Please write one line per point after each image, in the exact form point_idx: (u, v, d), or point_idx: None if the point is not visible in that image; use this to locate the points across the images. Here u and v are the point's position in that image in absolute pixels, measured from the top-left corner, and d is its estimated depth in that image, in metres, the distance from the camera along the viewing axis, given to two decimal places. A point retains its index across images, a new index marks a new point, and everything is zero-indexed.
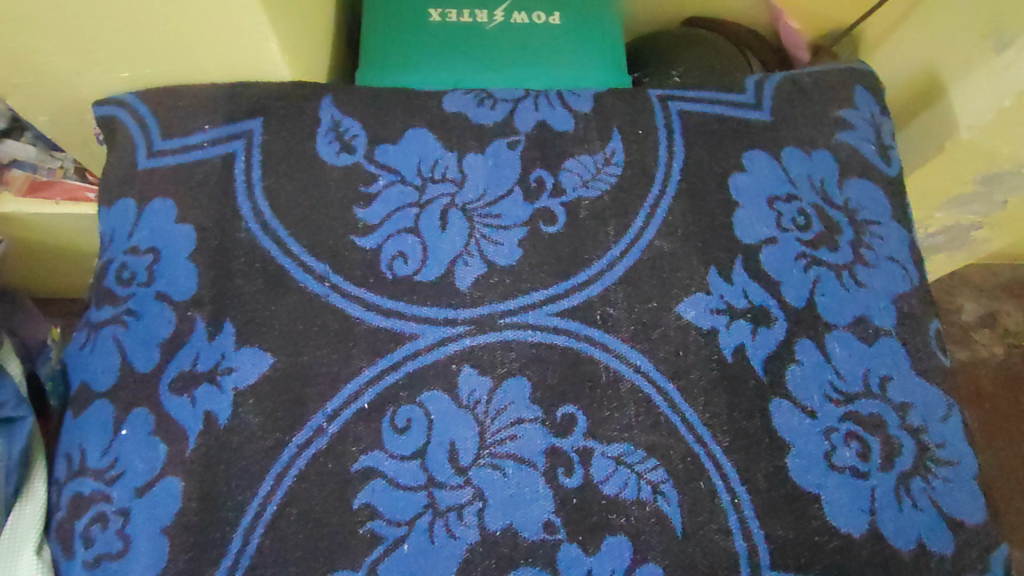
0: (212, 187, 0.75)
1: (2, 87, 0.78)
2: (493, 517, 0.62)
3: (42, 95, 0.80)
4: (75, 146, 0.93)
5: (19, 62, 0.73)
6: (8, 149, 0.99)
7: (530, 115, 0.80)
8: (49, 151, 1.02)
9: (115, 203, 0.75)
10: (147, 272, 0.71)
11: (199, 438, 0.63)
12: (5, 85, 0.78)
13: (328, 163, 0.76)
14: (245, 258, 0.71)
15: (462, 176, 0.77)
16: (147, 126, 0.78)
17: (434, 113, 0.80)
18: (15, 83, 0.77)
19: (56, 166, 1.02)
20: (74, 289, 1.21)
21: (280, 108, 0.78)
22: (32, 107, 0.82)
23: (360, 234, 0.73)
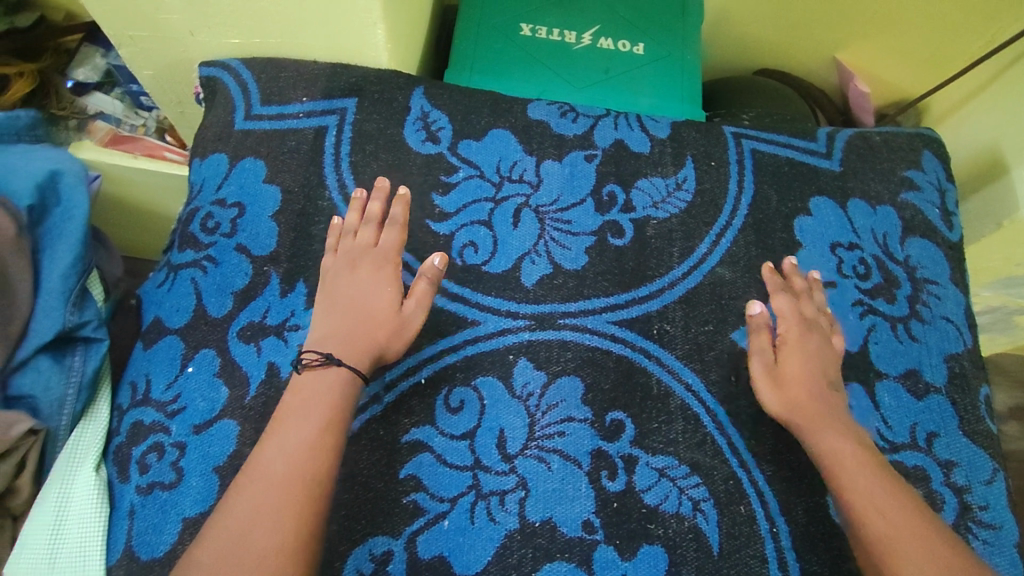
0: (302, 155, 0.78)
1: (118, 38, 0.83)
2: (534, 508, 0.63)
3: (154, 49, 0.85)
4: (170, 104, 0.99)
5: (144, 17, 0.78)
6: (96, 101, 1.04)
7: (609, 133, 0.82)
8: (133, 108, 1.08)
9: (208, 156, 0.79)
10: (231, 223, 0.74)
11: (260, 386, 0.65)
12: (121, 36, 0.83)
13: (413, 149, 0.80)
14: (324, 224, 0.74)
15: (538, 180, 0.79)
16: (248, 90, 0.82)
17: (518, 118, 0.82)
18: (132, 36, 0.82)
19: (139, 124, 1.08)
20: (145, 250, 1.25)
21: (375, 92, 0.82)
22: (141, 60, 0.88)
23: (436, 219, 0.76)
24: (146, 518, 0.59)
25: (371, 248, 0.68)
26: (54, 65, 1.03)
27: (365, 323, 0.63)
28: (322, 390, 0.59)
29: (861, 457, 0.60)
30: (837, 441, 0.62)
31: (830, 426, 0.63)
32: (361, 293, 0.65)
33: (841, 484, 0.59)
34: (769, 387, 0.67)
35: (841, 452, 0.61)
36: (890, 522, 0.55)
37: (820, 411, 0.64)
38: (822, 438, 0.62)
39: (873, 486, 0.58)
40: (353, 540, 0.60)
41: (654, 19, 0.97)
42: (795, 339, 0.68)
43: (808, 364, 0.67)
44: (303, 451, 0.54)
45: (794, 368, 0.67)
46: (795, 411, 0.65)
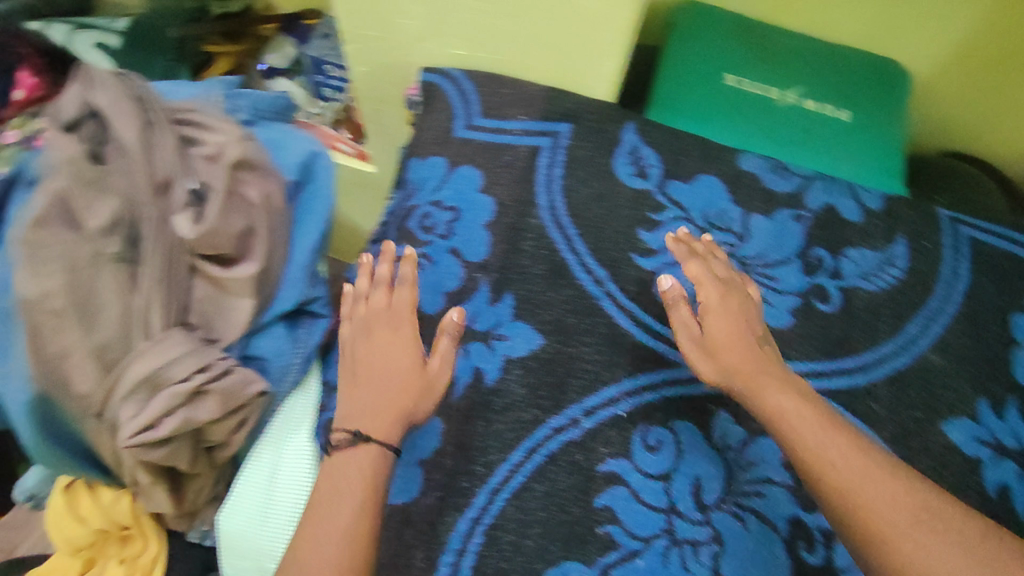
0: (517, 171, 0.80)
1: (347, 33, 0.87)
2: (729, 566, 0.61)
3: (376, 48, 0.88)
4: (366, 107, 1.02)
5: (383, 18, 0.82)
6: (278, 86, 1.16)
7: (820, 196, 0.80)
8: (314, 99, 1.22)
9: (427, 158, 0.82)
10: (446, 226, 0.77)
11: (466, 389, 0.67)
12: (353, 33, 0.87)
13: (621, 181, 0.81)
14: (534, 241, 0.76)
15: (745, 233, 0.78)
16: (468, 100, 0.84)
17: (729, 166, 0.82)
18: (362, 34, 0.86)
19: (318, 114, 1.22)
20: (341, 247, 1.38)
21: (590, 121, 0.83)
22: (358, 56, 0.90)
23: (641, 254, 0.76)
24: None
25: (383, 311, 0.68)
26: (249, 49, 1.16)
27: (383, 395, 0.63)
28: (356, 470, 0.59)
29: (827, 432, 0.57)
30: (794, 400, 0.60)
31: (772, 383, 0.62)
32: (381, 361, 0.65)
33: (781, 433, 0.58)
34: (705, 359, 0.66)
35: (788, 410, 0.59)
36: (885, 491, 0.53)
37: (753, 370, 0.63)
38: (769, 396, 0.61)
39: (887, 489, 0.53)
40: (547, 561, 0.60)
41: (861, 84, 0.93)
42: (718, 306, 0.67)
43: (732, 327, 0.66)
44: (337, 542, 0.54)
45: (720, 333, 0.66)
46: (708, 362, 0.65)
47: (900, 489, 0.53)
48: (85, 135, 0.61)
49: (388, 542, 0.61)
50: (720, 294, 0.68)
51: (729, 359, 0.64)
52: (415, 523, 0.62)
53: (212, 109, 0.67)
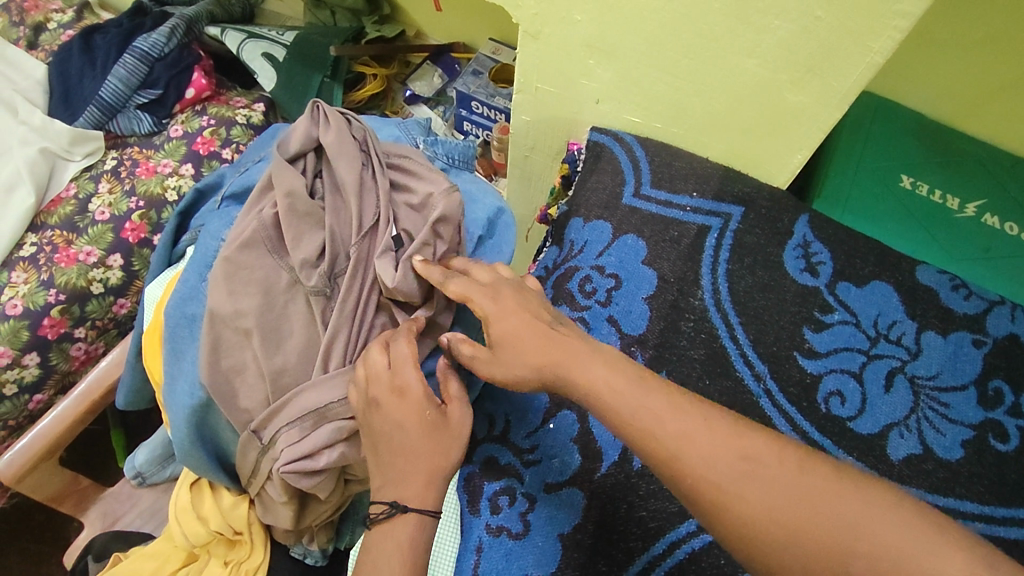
0: (682, 247, 0.80)
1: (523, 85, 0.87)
2: None
3: (549, 104, 0.88)
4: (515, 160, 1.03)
5: (565, 78, 0.82)
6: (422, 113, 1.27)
7: (1004, 323, 0.76)
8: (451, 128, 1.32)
9: (591, 221, 0.82)
10: (607, 294, 0.76)
11: (612, 467, 0.65)
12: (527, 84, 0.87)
13: (790, 276, 0.78)
14: (694, 323, 0.75)
15: (917, 349, 0.74)
16: (639, 168, 0.83)
17: (905, 276, 0.79)
18: (537, 87, 0.86)
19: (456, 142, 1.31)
20: None
21: (764, 207, 0.82)
22: (526, 106, 0.90)
23: (805, 354, 0.74)
24: (491, 560, 0.62)
25: (385, 372, 0.57)
26: (396, 75, 1.37)
27: (414, 461, 0.56)
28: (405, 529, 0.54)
29: (654, 405, 0.51)
30: (607, 376, 0.54)
31: (605, 371, 0.54)
32: (398, 433, 0.56)
33: (622, 419, 0.51)
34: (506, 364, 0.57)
35: (624, 400, 0.52)
36: (719, 472, 0.47)
37: (566, 349, 0.56)
38: (585, 378, 0.54)
39: (725, 452, 0.48)
40: None
41: None
42: (499, 303, 0.59)
43: (531, 355, 0.56)
44: None
45: (502, 328, 0.58)
46: (524, 365, 0.56)
47: (729, 460, 0.48)
48: (307, 168, 0.67)
49: None
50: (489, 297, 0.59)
51: (539, 365, 0.56)
52: None
53: (422, 161, 0.70)
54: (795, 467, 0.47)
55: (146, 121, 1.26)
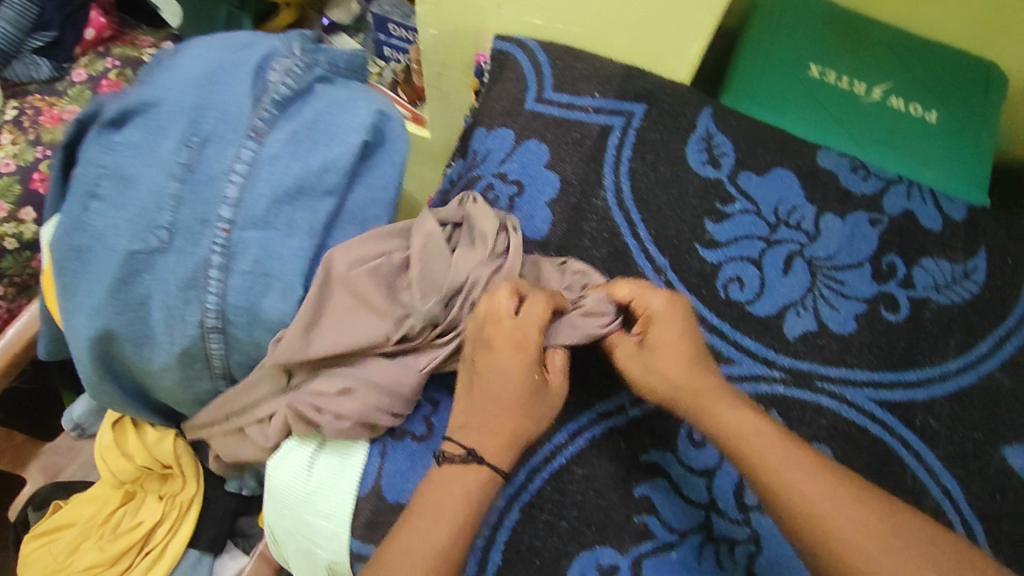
0: (585, 149, 0.79)
1: None
2: (763, 568, 0.59)
3: (450, 13, 0.85)
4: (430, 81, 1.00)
5: None
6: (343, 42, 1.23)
7: (900, 201, 0.77)
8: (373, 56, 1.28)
9: (494, 129, 0.80)
10: (509, 200, 0.76)
11: None
12: None
13: (692, 169, 0.78)
14: (597, 223, 0.74)
15: (816, 232, 0.76)
16: (542, 73, 0.82)
17: (805, 162, 0.79)
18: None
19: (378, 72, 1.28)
20: None
21: (666, 104, 0.81)
22: (430, 18, 0.88)
23: (705, 245, 0.74)
24: (395, 462, 0.61)
25: (505, 320, 0.57)
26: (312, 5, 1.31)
27: (502, 412, 0.57)
28: (454, 493, 0.54)
29: (790, 448, 0.55)
30: (741, 418, 0.57)
31: (753, 416, 0.57)
32: (495, 379, 0.57)
33: (763, 465, 0.54)
34: (643, 366, 0.60)
35: (748, 432, 0.55)
36: (831, 517, 0.51)
37: (710, 386, 0.58)
38: (730, 418, 0.57)
39: (841, 495, 0.52)
40: (581, 544, 0.59)
41: (956, 83, 0.89)
42: (671, 309, 0.60)
43: (676, 365, 0.59)
44: (427, 559, 0.51)
45: (661, 333, 0.60)
46: (686, 400, 0.58)
47: (834, 509, 0.51)
48: (252, 126, 0.62)
49: None
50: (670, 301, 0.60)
51: (692, 384, 0.58)
52: None
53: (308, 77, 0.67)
54: (901, 525, 0.51)
55: (45, 66, 1.19)
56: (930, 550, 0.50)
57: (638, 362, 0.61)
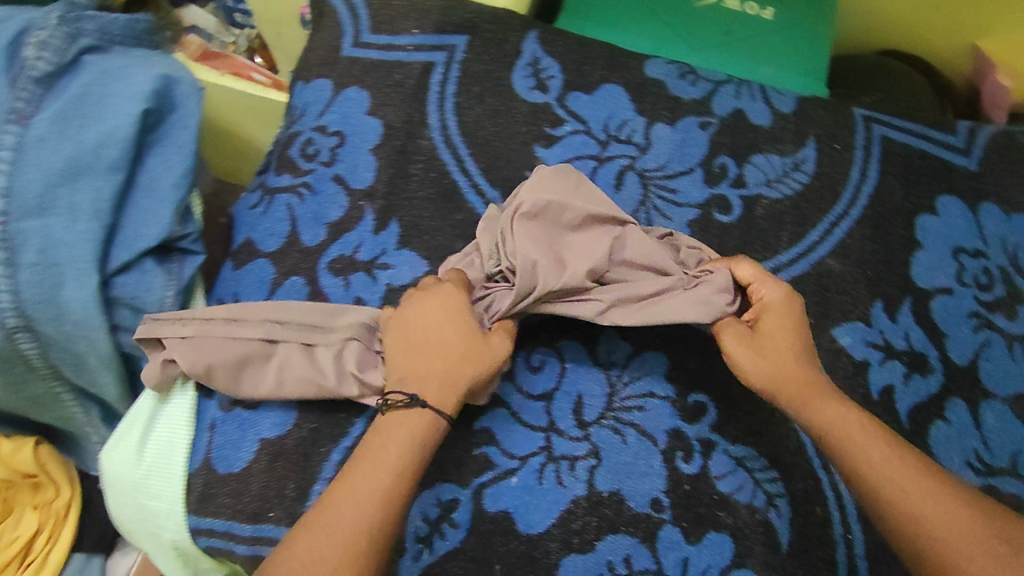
0: (407, 89, 0.76)
1: None
2: (603, 478, 0.63)
3: None
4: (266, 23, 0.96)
5: None
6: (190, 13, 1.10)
7: (729, 101, 0.77)
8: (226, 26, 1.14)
9: (312, 81, 0.77)
10: (330, 152, 0.73)
11: None
12: None
13: (520, 96, 0.76)
14: (423, 164, 0.72)
15: (647, 144, 0.75)
16: (358, 17, 0.79)
17: (633, 74, 0.78)
18: None
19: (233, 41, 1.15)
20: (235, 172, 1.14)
21: (487, 31, 0.78)
22: None
23: (536, 172, 0.73)
24: (226, 433, 0.62)
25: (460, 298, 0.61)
26: None
27: (450, 337, 0.58)
28: (398, 437, 0.54)
29: (868, 428, 0.56)
30: (838, 411, 0.57)
31: (832, 403, 0.58)
32: (437, 325, 0.59)
33: (841, 440, 0.56)
34: (748, 347, 0.62)
35: (850, 428, 0.56)
36: (907, 482, 0.52)
37: (817, 387, 0.59)
38: (826, 409, 0.57)
39: (913, 467, 0.53)
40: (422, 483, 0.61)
41: None
42: (785, 299, 0.63)
43: (768, 356, 0.61)
44: (372, 500, 0.51)
45: (772, 321, 0.62)
46: (784, 386, 0.59)
47: (899, 469, 0.53)
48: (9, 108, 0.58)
49: (259, 477, 0.60)
50: (785, 292, 0.63)
51: (788, 369, 0.60)
52: (288, 455, 0.61)
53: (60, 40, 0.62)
54: (954, 493, 0.51)
55: None
56: (956, 499, 0.51)
57: (751, 347, 0.62)
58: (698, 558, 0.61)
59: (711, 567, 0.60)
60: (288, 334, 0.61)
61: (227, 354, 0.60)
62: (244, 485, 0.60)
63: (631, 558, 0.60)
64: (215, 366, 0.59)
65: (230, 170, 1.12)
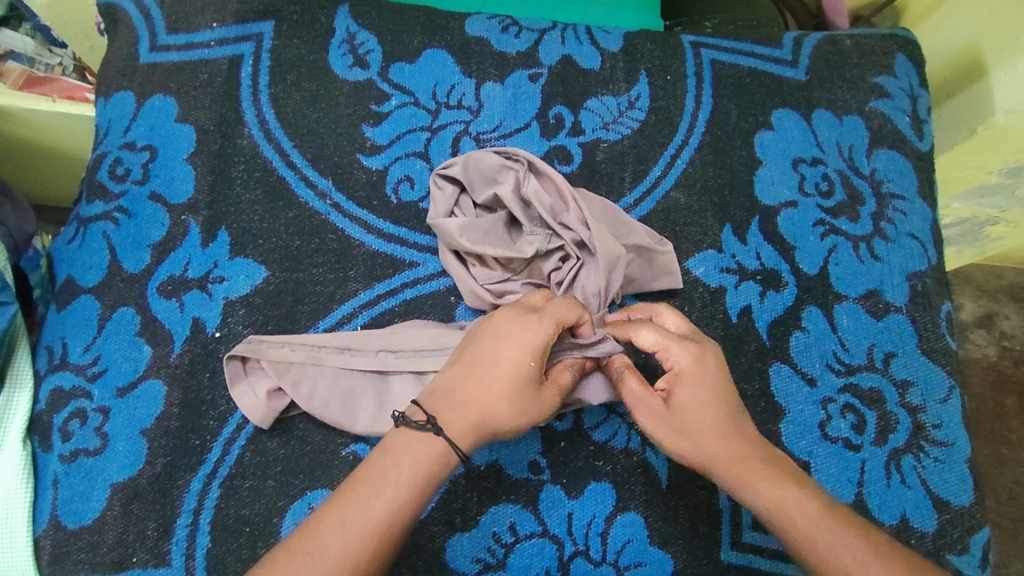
0: (216, 88, 0.71)
1: None
2: (478, 451, 0.62)
3: None
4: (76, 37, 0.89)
5: None
6: (2, 38, 0.84)
7: (556, 48, 0.75)
8: (47, 45, 0.88)
9: (113, 96, 0.71)
10: (143, 170, 0.68)
11: (185, 343, 0.62)
12: None
13: (339, 76, 0.72)
14: (245, 166, 0.68)
15: (479, 106, 0.72)
16: (151, 19, 0.73)
17: (454, 35, 0.75)
18: None
19: (55, 64, 0.88)
20: (53, 190, 0.99)
21: (293, 13, 0.74)
22: None
23: (367, 153, 0.70)
24: (71, 486, 0.59)
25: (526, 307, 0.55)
26: None
27: (495, 371, 0.51)
28: (401, 469, 0.48)
29: (805, 516, 0.49)
30: (773, 492, 0.50)
31: (769, 488, 0.50)
32: (490, 348, 0.52)
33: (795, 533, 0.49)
34: (667, 427, 0.53)
35: (788, 517, 0.49)
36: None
37: (766, 471, 0.51)
38: (755, 492, 0.51)
39: (842, 544, 0.47)
40: (291, 495, 0.59)
41: None
42: (694, 366, 0.54)
43: (688, 433, 0.53)
44: (359, 532, 0.46)
45: (688, 396, 0.53)
46: (714, 466, 0.52)
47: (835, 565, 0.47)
48: None
49: (114, 524, 0.57)
50: (693, 355, 0.54)
51: (713, 450, 0.52)
52: (143, 495, 0.58)
53: None
54: None
55: None
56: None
57: (669, 426, 0.53)
58: (582, 511, 0.61)
59: (594, 517, 0.61)
60: (401, 366, 0.60)
61: (339, 386, 0.60)
62: (99, 536, 0.57)
63: (516, 525, 0.60)
64: (330, 401, 0.59)
65: (48, 187, 0.97)
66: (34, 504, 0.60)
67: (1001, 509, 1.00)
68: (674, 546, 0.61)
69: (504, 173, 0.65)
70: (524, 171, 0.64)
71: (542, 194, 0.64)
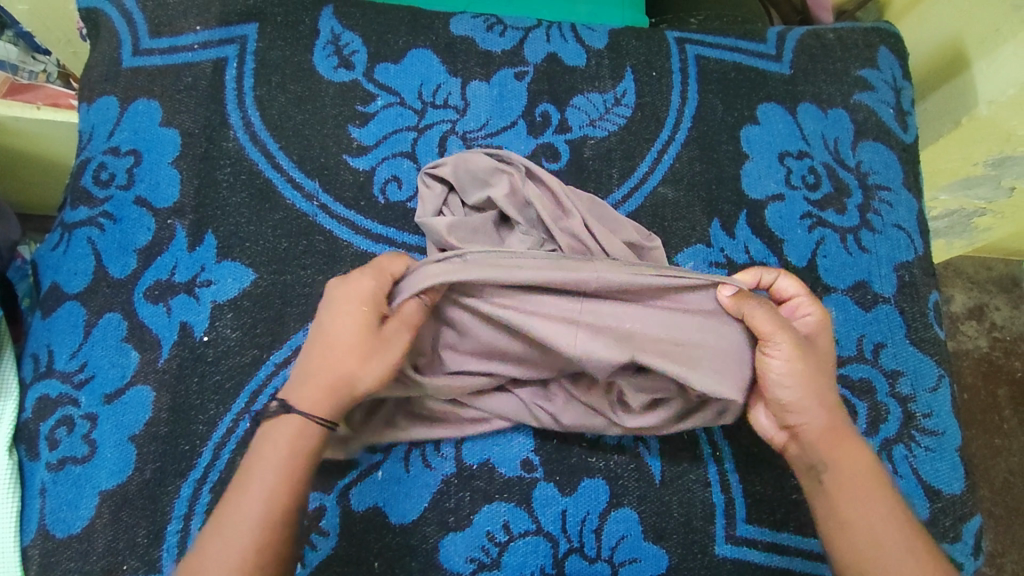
0: (200, 91, 0.70)
1: None
2: (471, 451, 0.62)
3: None
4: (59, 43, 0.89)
5: None
6: None
7: (541, 46, 0.75)
8: (30, 52, 0.88)
9: (96, 100, 0.71)
10: (127, 174, 0.68)
11: (173, 348, 0.62)
12: None
13: (324, 77, 0.72)
14: (231, 168, 0.68)
15: (465, 104, 0.72)
16: (134, 23, 0.73)
17: (439, 35, 0.75)
18: None
19: (39, 70, 0.88)
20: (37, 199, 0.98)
21: (277, 15, 0.73)
22: None
23: (353, 154, 0.70)
24: (59, 494, 0.58)
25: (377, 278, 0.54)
26: None
27: (343, 339, 0.51)
28: (276, 449, 0.50)
29: (880, 486, 0.52)
30: (860, 459, 0.53)
31: (859, 458, 0.53)
32: (327, 322, 0.52)
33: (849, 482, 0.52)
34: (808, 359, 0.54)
35: (865, 485, 0.52)
36: (904, 543, 0.50)
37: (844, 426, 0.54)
38: (846, 456, 0.53)
39: (884, 502, 0.52)
40: None
41: None
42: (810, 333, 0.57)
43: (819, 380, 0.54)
44: (250, 528, 0.47)
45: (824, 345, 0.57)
46: (814, 422, 0.54)
47: (897, 530, 0.50)
48: None
49: (104, 531, 0.57)
50: (822, 317, 0.58)
51: (820, 409, 0.54)
52: (132, 501, 0.58)
53: None
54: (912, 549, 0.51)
55: None
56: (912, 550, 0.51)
57: (808, 366, 0.54)
58: (576, 508, 0.61)
59: (588, 513, 0.61)
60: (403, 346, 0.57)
61: None
62: (87, 545, 0.57)
63: (509, 524, 0.60)
64: None
65: (32, 196, 0.97)
66: (22, 512, 0.59)
67: (995, 500, 1.01)
68: (668, 541, 0.60)
69: (495, 175, 0.64)
70: (518, 175, 0.64)
71: (542, 198, 0.64)
